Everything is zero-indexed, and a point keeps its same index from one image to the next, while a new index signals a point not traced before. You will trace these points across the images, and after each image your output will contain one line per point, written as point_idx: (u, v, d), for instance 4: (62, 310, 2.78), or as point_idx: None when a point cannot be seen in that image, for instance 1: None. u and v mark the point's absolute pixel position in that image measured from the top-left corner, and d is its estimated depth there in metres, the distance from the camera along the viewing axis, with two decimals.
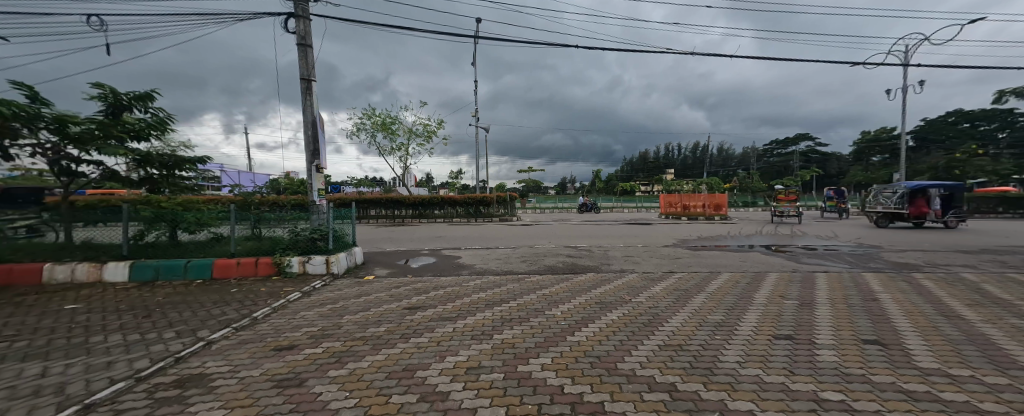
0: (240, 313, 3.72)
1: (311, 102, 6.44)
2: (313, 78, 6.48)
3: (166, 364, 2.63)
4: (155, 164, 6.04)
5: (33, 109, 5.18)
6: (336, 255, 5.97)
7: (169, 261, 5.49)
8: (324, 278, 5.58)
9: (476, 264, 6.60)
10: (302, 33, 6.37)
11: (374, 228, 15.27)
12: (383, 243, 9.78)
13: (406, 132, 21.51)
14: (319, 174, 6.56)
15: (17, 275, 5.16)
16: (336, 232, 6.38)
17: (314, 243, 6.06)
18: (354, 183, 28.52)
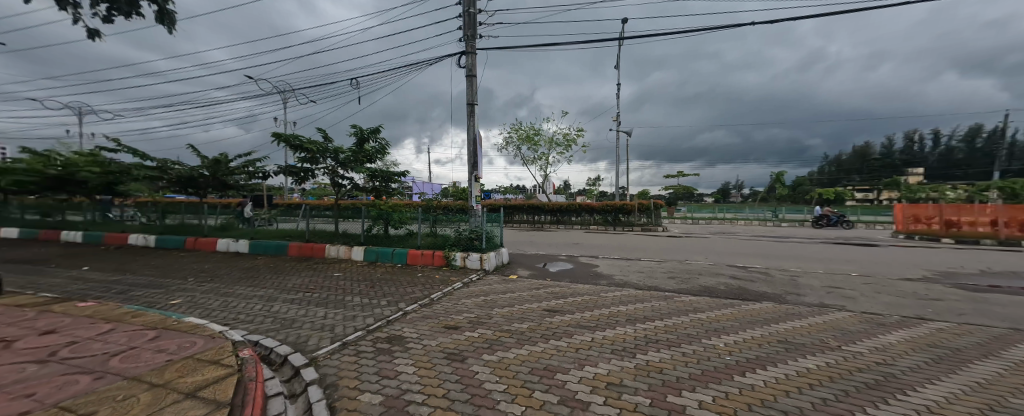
0: (423, 293, 4.77)
1: (473, 122, 7.66)
2: (475, 102, 7.72)
3: (381, 324, 3.61)
4: (378, 177, 8.19)
5: (324, 145, 7.61)
6: (487, 253, 6.86)
7: (383, 248, 7.56)
8: (479, 272, 6.52)
9: (616, 275, 6.29)
10: (470, 66, 7.69)
11: (517, 231, 16.91)
12: (525, 245, 10.65)
13: (547, 143, 22.85)
14: (476, 183, 7.74)
15: (314, 251, 8.13)
16: (488, 233, 7.35)
17: (472, 242, 7.20)
18: (502, 190, 32.41)
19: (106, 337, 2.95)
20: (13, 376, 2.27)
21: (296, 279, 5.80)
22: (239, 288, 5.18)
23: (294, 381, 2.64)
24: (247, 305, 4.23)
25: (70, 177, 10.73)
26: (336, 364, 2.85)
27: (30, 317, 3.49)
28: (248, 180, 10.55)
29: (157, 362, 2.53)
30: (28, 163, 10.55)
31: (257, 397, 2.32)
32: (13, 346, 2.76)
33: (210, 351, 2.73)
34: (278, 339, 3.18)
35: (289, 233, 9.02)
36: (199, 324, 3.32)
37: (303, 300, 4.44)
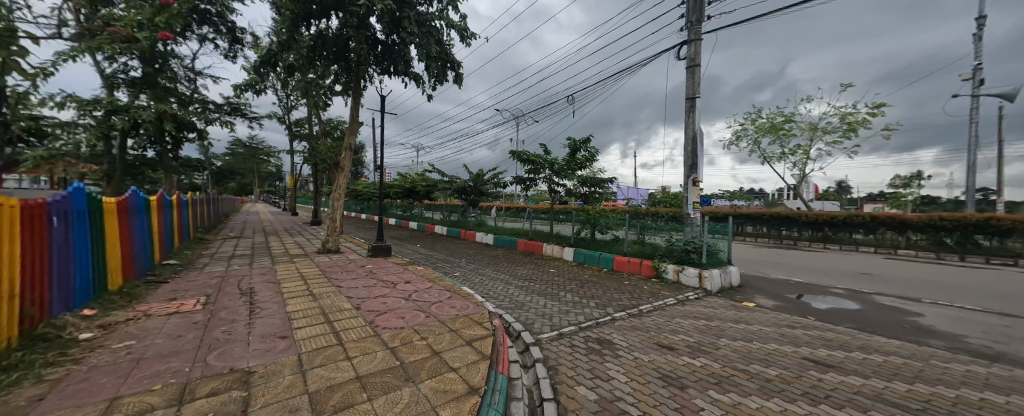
0: (631, 302, 4.64)
1: (694, 118, 6.92)
2: (698, 95, 6.91)
3: (591, 324, 3.80)
4: (587, 184, 8.85)
5: (545, 158, 8.93)
6: (710, 270, 5.69)
7: (591, 251, 8.02)
8: (697, 291, 5.49)
9: (976, 340, 3.65)
10: (691, 55, 6.94)
11: (752, 248, 13.27)
12: (768, 268, 8.16)
13: (807, 130, 16.47)
14: (694, 187, 6.92)
15: (535, 247, 9.85)
16: (711, 247, 6.17)
17: (688, 255, 6.25)
18: (729, 196, 26.19)
19: (429, 290, 4.74)
20: (397, 305, 4.03)
21: (523, 269, 7.17)
22: (489, 270, 7.00)
23: (526, 354, 3.13)
24: (493, 285, 5.66)
25: (414, 189, 18.17)
26: (556, 350, 3.19)
27: (403, 270, 6.16)
28: (493, 188, 14.14)
29: (452, 314, 3.78)
30: (400, 181, 18.75)
31: (504, 359, 2.85)
32: (398, 286, 4.95)
33: (477, 314, 3.77)
34: (514, 317, 4.01)
35: (518, 231, 11.46)
36: (470, 293, 4.71)
37: (528, 288, 5.46)
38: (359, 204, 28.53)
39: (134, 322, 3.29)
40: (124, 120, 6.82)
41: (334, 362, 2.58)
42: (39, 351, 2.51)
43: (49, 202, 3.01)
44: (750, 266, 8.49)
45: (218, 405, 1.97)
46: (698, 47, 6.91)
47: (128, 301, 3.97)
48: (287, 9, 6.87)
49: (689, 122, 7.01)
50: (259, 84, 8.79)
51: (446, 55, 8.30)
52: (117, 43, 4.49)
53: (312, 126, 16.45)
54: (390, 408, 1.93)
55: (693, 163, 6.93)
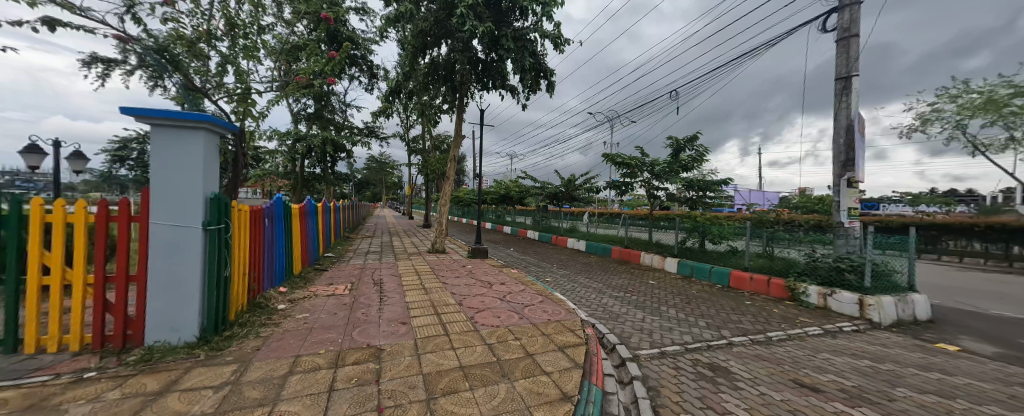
0: (755, 327, 3.87)
1: (848, 103, 5.52)
2: (857, 72, 5.45)
3: (702, 345, 3.29)
4: (695, 187, 7.92)
5: (642, 160, 8.35)
6: (877, 297, 4.33)
7: (700, 264, 7.14)
8: (855, 322, 4.25)
9: None
10: (845, 23, 5.52)
11: (955, 271, 9.51)
12: (989, 302, 5.68)
13: None
14: (850, 189, 5.50)
15: (632, 256, 9.31)
16: (880, 267, 4.71)
17: (840, 275, 4.96)
18: (912, 200, 19.32)
19: (522, 293, 4.90)
20: (494, 305, 4.29)
21: (618, 279, 6.79)
22: (581, 278, 6.86)
23: (621, 369, 2.84)
24: (586, 293, 5.52)
25: (508, 195, 19.18)
26: (657, 370, 2.77)
27: (498, 272, 6.55)
28: (585, 193, 14.08)
29: (544, 318, 3.82)
30: (495, 188, 20.09)
31: (597, 370, 2.65)
32: (494, 287, 5.28)
33: (569, 321, 3.71)
34: (608, 328, 3.82)
35: (611, 238, 11.01)
36: (562, 299, 4.69)
37: (624, 299, 5.15)
38: (460, 209, 31.68)
39: (308, 299, 4.34)
40: (304, 146, 9.16)
41: (441, 350, 2.90)
42: (257, 314, 3.54)
43: (264, 208, 4.25)
44: (949, 296, 6.13)
45: (360, 373, 2.41)
46: (856, 12, 5.46)
47: (305, 282, 5.28)
48: (409, 45, 8.18)
49: (841, 109, 5.62)
50: (389, 110, 10.68)
51: (539, 65, 8.58)
52: (304, 90, 6.09)
53: (425, 142, 19.10)
54: (488, 401, 2.04)
55: (847, 159, 5.52)
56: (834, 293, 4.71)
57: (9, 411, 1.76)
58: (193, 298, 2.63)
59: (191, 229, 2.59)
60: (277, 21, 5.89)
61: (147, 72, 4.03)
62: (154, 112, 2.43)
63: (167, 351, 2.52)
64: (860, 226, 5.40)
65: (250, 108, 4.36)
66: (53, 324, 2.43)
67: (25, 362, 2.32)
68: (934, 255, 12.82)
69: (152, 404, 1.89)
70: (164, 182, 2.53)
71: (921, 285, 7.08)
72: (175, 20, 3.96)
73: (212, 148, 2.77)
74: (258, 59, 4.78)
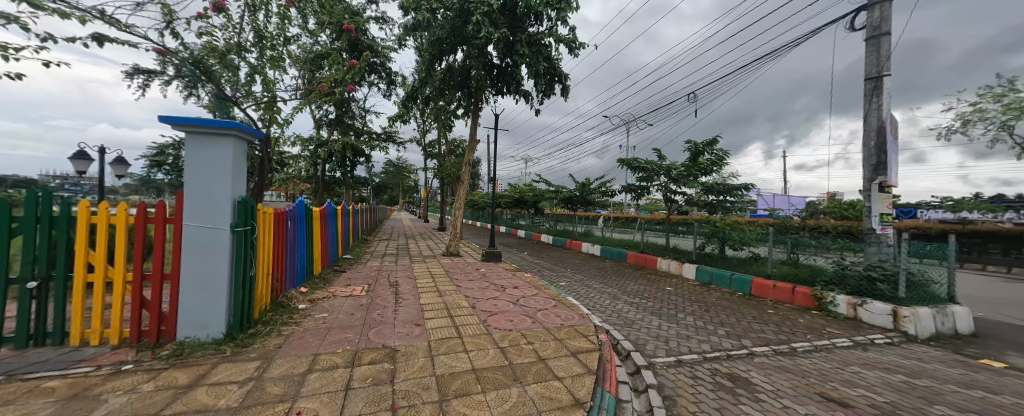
0: (779, 337, 3.71)
1: (879, 104, 5.26)
2: (889, 71, 5.19)
3: (721, 355, 3.18)
4: (715, 191, 7.70)
5: (659, 163, 8.19)
6: (913, 308, 4.07)
7: (720, 271, 6.91)
8: (889, 334, 4.01)
9: None
10: (875, 21, 5.28)
11: (1003, 282, 8.83)
12: None
13: None
14: (883, 194, 5.20)
15: (648, 261, 9.12)
16: (917, 277, 4.43)
17: (872, 284, 4.69)
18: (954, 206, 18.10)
19: (535, 297, 4.88)
20: (507, 308, 4.29)
21: (634, 285, 6.66)
22: (596, 283, 6.77)
23: (636, 377, 2.78)
24: (600, 298, 5.44)
25: (522, 199, 19.20)
26: (673, 379, 2.70)
27: (511, 276, 6.54)
28: (600, 197, 13.93)
29: (557, 323, 3.79)
30: (509, 191, 20.14)
31: (611, 377, 2.60)
32: (508, 290, 5.28)
33: (583, 326, 3.67)
34: (622, 335, 3.75)
35: (627, 243, 10.84)
36: (575, 304, 4.64)
37: (639, 305, 5.05)
38: (475, 213, 31.93)
39: (327, 299, 4.47)
40: (325, 152, 9.47)
41: (454, 353, 2.92)
42: (279, 313, 3.67)
43: (287, 210, 4.42)
44: (994, 309, 5.69)
45: (375, 372, 2.46)
46: (887, 9, 5.22)
47: (325, 283, 5.44)
48: (426, 52, 8.37)
49: (872, 111, 5.37)
50: (406, 116, 10.93)
51: (554, 69, 8.59)
52: (325, 97, 6.31)
53: (440, 147, 19.39)
54: (500, 404, 2.04)
55: (880, 162, 5.25)
56: (866, 303, 4.45)
57: (57, 398, 1.89)
58: (221, 296, 2.75)
59: (220, 230, 2.72)
60: (302, 32, 6.15)
61: (183, 82, 4.29)
62: (189, 120, 2.59)
63: (196, 346, 2.65)
64: (894, 232, 5.10)
65: (275, 116, 4.58)
66: (96, 319, 2.61)
67: (71, 353, 2.50)
68: (978, 264, 11.93)
69: (182, 397, 1.99)
70: (197, 186, 2.68)
71: (963, 296, 6.61)
72: (209, 34, 4.20)
73: (240, 154, 2.91)
74: (283, 68, 5.01)
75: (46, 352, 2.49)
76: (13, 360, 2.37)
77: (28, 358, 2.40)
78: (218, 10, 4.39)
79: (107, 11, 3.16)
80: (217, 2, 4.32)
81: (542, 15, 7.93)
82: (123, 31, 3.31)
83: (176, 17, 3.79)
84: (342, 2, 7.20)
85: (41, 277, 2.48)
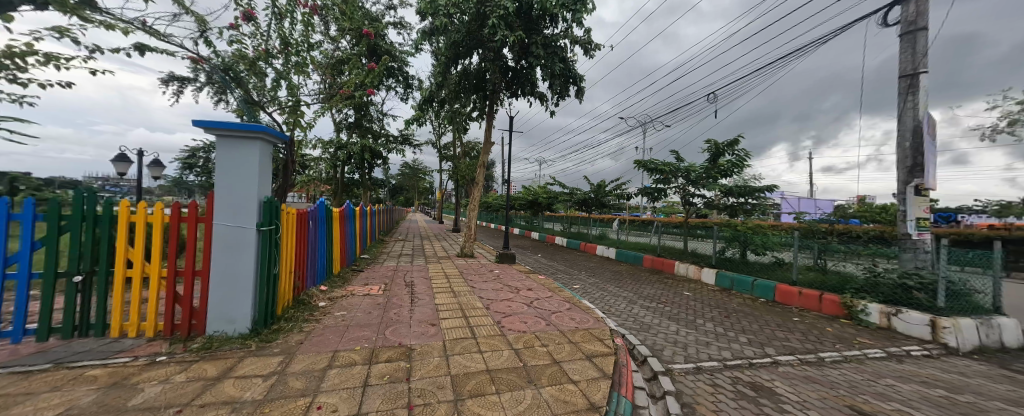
0: (805, 347, 3.55)
1: (914, 103, 4.99)
2: (925, 68, 4.92)
3: (742, 363, 3.07)
4: (735, 194, 7.47)
5: (677, 165, 8.03)
6: (955, 318, 3.81)
7: (741, 276, 6.69)
8: (926, 345, 3.77)
9: None
10: (910, 16, 5.02)
11: None
12: None
13: None
14: (919, 197, 4.93)
15: (665, 265, 8.93)
16: (958, 285, 4.15)
17: (908, 292, 4.43)
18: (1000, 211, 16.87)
19: (549, 299, 4.86)
20: (521, 310, 4.29)
21: (651, 289, 6.53)
22: (611, 286, 6.68)
23: (654, 383, 2.72)
24: (616, 302, 5.36)
25: (536, 201, 19.18)
26: (692, 386, 2.63)
27: (525, 278, 6.53)
28: (615, 199, 13.75)
29: (571, 326, 3.75)
30: (523, 193, 20.12)
31: (627, 382, 2.56)
32: (522, 292, 5.28)
33: (598, 330, 3.63)
34: (638, 339, 3.67)
35: (643, 246, 10.66)
36: (590, 307, 4.59)
37: (656, 310, 4.94)
38: (489, 214, 32.06)
39: (346, 298, 4.58)
40: (344, 154, 9.73)
41: (469, 353, 2.93)
42: (301, 310, 3.79)
43: (309, 211, 4.57)
44: None
45: (392, 370, 2.50)
46: (924, 3, 4.94)
47: (343, 282, 5.57)
48: (443, 56, 8.50)
49: (907, 110, 5.10)
50: (422, 119, 11.11)
51: (569, 71, 8.57)
52: (345, 101, 6.49)
53: (455, 149, 19.60)
54: (514, 406, 2.04)
55: (915, 164, 4.97)
56: (900, 313, 4.21)
57: (99, 386, 2.01)
58: (247, 293, 2.86)
59: (246, 229, 2.84)
60: (324, 38, 6.36)
61: (214, 88, 4.50)
62: (220, 124, 2.71)
63: (224, 340, 2.77)
64: (932, 238, 4.80)
65: (299, 119, 4.76)
66: (134, 312, 2.76)
67: (111, 344, 2.65)
68: None
69: (211, 388, 2.08)
70: (226, 187, 2.80)
71: (1011, 308, 6.15)
72: (239, 42, 4.40)
73: (266, 156, 3.03)
74: (307, 74, 5.20)
75: (89, 342, 2.66)
76: (60, 349, 2.54)
77: (73, 347, 2.56)
78: (247, 19, 4.59)
79: (148, 22, 3.36)
80: (247, 12, 4.53)
81: (558, 17, 7.93)
82: (162, 41, 3.51)
83: (209, 27, 3.99)
84: (362, 9, 7.42)
85: (86, 272, 2.65)
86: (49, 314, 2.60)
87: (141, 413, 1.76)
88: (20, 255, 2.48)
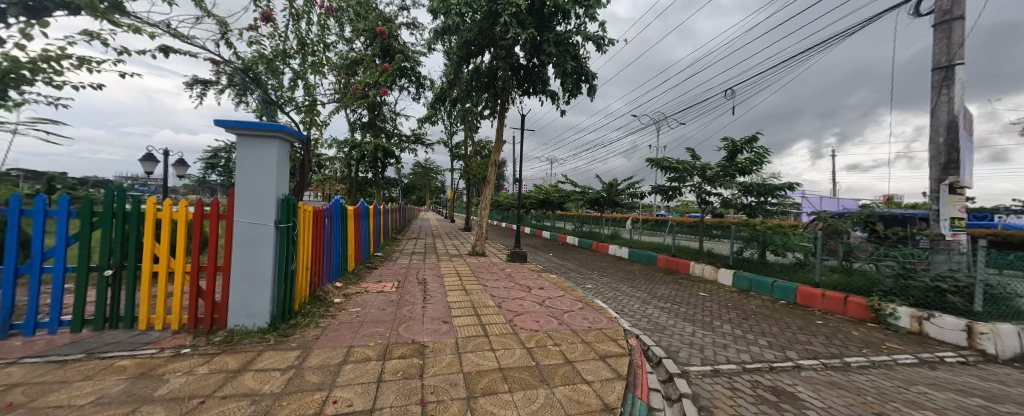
0: (829, 351, 3.41)
1: (949, 97, 4.76)
2: (962, 59, 4.67)
3: (762, 366, 2.97)
4: (754, 192, 7.26)
5: (692, 163, 7.86)
6: (993, 324, 3.61)
7: (760, 277, 6.50)
8: (961, 352, 3.59)
9: None
10: (945, 5, 4.78)
11: None
12: None
13: None
14: (953, 196, 4.66)
15: (680, 265, 8.76)
16: (996, 289, 3.93)
17: (942, 296, 4.22)
18: None
19: (562, 298, 4.83)
20: (532, 309, 4.28)
21: (665, 289, 6.41)
22: (624, 286, 6.59)
23: (669, 385, 2.66)
24: (630, 302, 5.29)
25: (548, 200, 19.14)
26: (709, 389, 2.56)
27: (537, 276, 6.51)
28: (628, 198, 13.58)
29: (584, 325, 3.71)
30: (535, 192, 20.07)
31: (642, 383, 2.51)
32: (534, 291, 5.26)
33: (611, 330, 3.58)
34: (653, 340, 3.61)
35: (657, 246, 10.49)
36: (603, 307, 4.53)
37: (671, 310, 4.84)
38: (501, 214, 32.15)
39: (360, 294, 4.65)
40: (358, 153, 9.89)
41: (481, 351, 2.93)
42: (317, 306, 3.86)
43: (325, 208, 4.64)
44: None
45: (406, 366, 2.52)
46: None
47: (357, 279, 5.66)
48: (455, 55, 8.54)
49: (941, 104, 4.86)
50: (434, 117, 11.21)
51: (582, 68, 8.49)
52: (359, 100, 6.59)
53: (467, 147, 19.70)
54: (527, 405, 2.02)
55: (950, 161, 4.73)
56: (933, 317, 4.01)
57: (127, 376, 2.09)
58: (266, 288, 2.94)
59: (265, 226, 2.90)
60: (339, 39, 6.48)
61: (235, 88, 4.63)
62: (240, 123, 2.78)
63: (244, 334, 2.84)
64: (967, 239, 4.56)
65: (315, 118, 4.86)
66: (160, 306, 2.86)
67: (139, 336, 2.75)
68: None
69: (232, 381, 2.14)
70: (246, 185, 2.87)
71: None
72: (258, 43, 4.52)
73: (284, 155, 3.10)
74: (323, 73, 5.31)
75: (119, 334, 2.77)
76: (92, 340, 2.65)
77: (104, 338, 2.68)
78: (266, 20, 4.71)
79: (170, 25, 3.49)
80: (265, 13, 4.65)
81: (571, 13, 7.86)
82: (185, 43, 3.62)
83: (229, 28, 4.11)
84: (376, 10, 7.52)
85: (115, 266, 2.75)
86: (82, 306, 2.72)
87: (167, 403, 1.82)
88: (55, 250, 2.60)
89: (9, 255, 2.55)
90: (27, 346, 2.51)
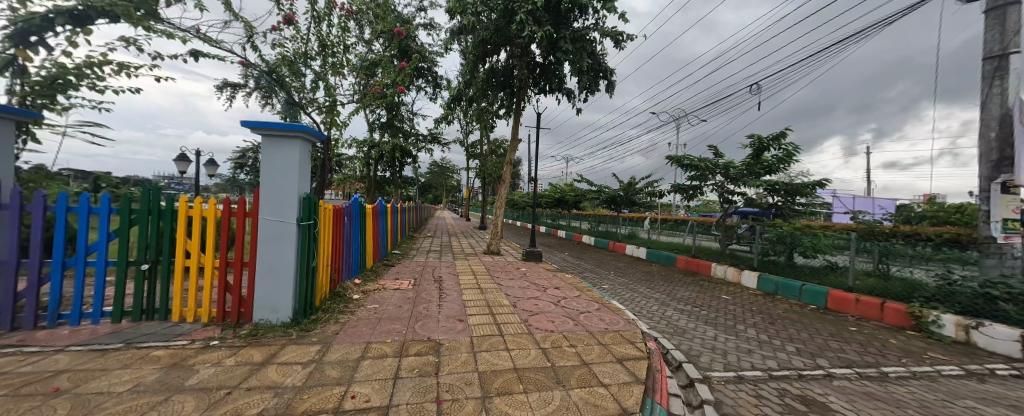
0: (864, 360, 3.22)
1: (1002, 88, 4.40)
2: (1017, 47, 4.31)
3: (790, 374, 2.83)
4: (781, 192, 6.98)
5: (714, 161, 7.61)
6: None
7: (787, 280, 6.24)
8: (1014, 364, 3.31)
9: None
10: None
11: None
12: None
13: None
14: (1007, 196, 4.27)
15: (700, 267, 8.53)
16: None
17: (993, 304, 3.93)
18: None
19: (578, 299, 4.77)
20: (547, 309, 4.24)
21: (685, 291, 6.24)
22: (642, 287, 6.45)
23: (690, 391, 2.56)
24: (648, 303, 5.17)
25: (564, 199, 18.97)
26: (733, 396, 2.46)
27: (552, 276, 6.47)
28: (646, 198, 13.30)
29: (600, 327, 3.65)
30: (550, 191, 19.94)
31: (662, 388, 2.44)
32: (549, 291, 5.22)
33: (628, 332, 3.50)
34: (672, 344, 3.51)
35: (676, 247, 10.22)
36: (620, 308, 4.44)
37: (691, 313, 4.70)
38: (516, 213, 32.10)
39: (378, 291, 4.74)
40: (377, 153, 10.09)
41: (496, 350, 2.93)
42: (336, 302, 3.96)
43: (344, 207, 4.75)
44: None
45: (422, 364, 2.55)
46: None
47: (375, 276, 5.77)
48: (471, 54, 8.58)
49: (992, 96, 4.50)
50: (450, 117, 11.31)
51: (599, 65, 8.36)
52: (377, 100, 6.71)
53: (483, 147, 19.79)
54: (543, 406, 2.00)
55: (1002, 158, 4.38)
56: (982, 326, 3.73)
57: (161, 366, 2.19)
58: (289, 284, 3.03)
59: (288, 224, 2.99)
60: (359, 41, 6.63)
61: (261, 90, 4.82)
62: (265, 123, 2.88)
63: (268, 328, 2.94)
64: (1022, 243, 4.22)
65: (335, 118, 4.99)
66: (192, 299, 3.00)
67: (172, 328, 2.89)
68: None
69: (256, 373, 2.21)
70: (270, 184, 2.97)
71: None
72: (282, 46, 4.67)
73: (305, 154, 3.18)
74: (343, 74, 5.44)
75: (155, 325, 2.92)
76: (130, 330, 2.80)
77: (141, 329, 2.83)
78: (289, 23, 4.87)
79: (200, 30, 3.67)
80: (288, 16, 4.80)
81: (587, 9, 7.75)
82: (214, 47, 3.81)
83: (255, 32, 4.27)
84: (394, 12, 7.65)
85: (151, 261, 2.90)
86: (121, 298, 2.88)
87: (196, 393, 1.90)
88: (98, 245, 2.75)
89: (58, 249, 2.72)
90: (72, 334, 2.68)
